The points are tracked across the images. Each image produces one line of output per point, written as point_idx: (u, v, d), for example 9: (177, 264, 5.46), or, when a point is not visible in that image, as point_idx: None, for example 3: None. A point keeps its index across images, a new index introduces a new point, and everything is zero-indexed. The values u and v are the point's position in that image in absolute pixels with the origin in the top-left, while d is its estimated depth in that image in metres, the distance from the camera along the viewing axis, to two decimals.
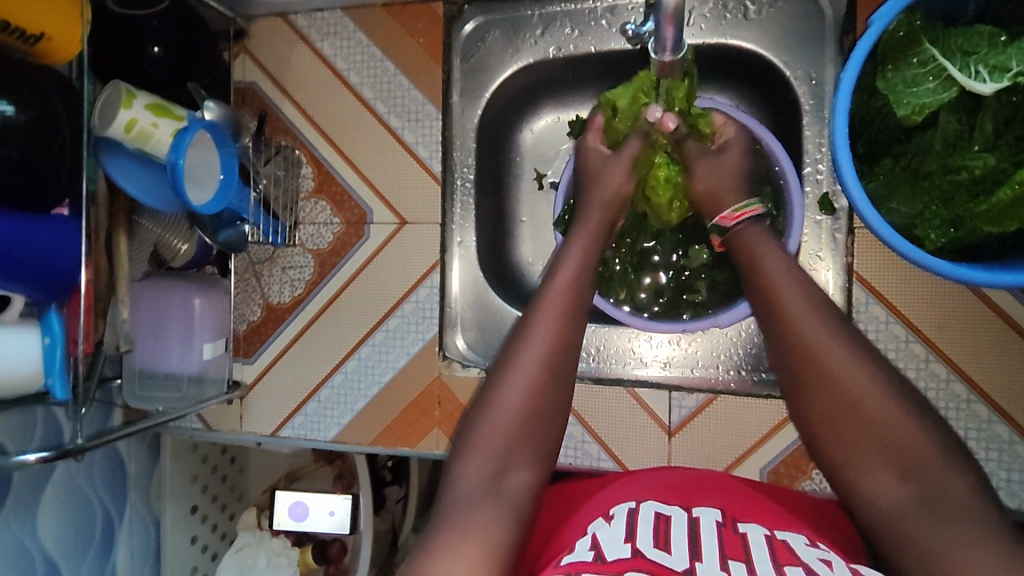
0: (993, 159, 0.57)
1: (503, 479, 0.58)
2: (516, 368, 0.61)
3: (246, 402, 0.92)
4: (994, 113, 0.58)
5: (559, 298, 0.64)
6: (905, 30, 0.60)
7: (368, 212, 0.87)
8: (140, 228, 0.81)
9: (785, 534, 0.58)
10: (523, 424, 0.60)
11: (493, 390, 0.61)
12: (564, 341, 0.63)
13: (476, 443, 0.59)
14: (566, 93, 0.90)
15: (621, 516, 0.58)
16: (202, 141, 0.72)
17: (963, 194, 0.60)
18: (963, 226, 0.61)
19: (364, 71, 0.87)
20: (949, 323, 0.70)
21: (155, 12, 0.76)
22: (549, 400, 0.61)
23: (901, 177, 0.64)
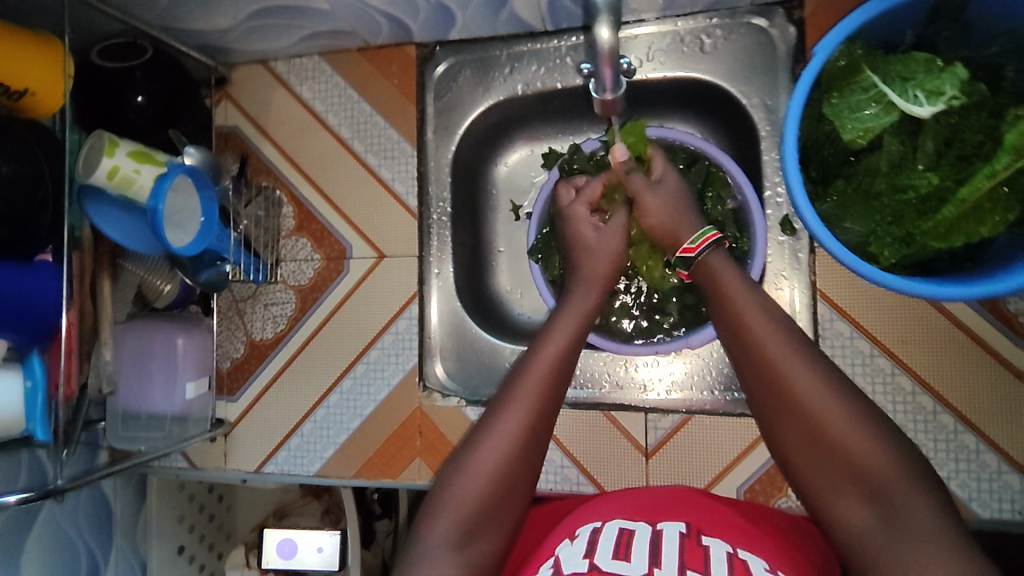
0: (937, 179, 0.60)
1: (467, 546, 0.62)
2: (493, 441, 0.65)
3: (229, 440, 0.93)
4: (932, 138, 0.60)
5: (541, 374, 0.67)
6: (846, 60, 0.63)
7: (348, 248, 0.89)
8: (125, 271, 0.83)
9: (747, 554, 0.60)
10: (497, 479, 0.64)
11: (466, 461, 0.65)
12: (545, 406, 0.67)
13: (445, 506, 0.63)
14: (537, 128, 0.93)
15: (584, 534, 0.63)
16: (183, 185, 0.75)
17: (912, 211, 0.62)
18: (915, 243, 0.63)
19: (342, 113, 0.90)
20: (911, 336, 0.72)
21: (138, 64, 0.79)
22: (520, 473, 0.65)
23: (854, 197, 0.66)
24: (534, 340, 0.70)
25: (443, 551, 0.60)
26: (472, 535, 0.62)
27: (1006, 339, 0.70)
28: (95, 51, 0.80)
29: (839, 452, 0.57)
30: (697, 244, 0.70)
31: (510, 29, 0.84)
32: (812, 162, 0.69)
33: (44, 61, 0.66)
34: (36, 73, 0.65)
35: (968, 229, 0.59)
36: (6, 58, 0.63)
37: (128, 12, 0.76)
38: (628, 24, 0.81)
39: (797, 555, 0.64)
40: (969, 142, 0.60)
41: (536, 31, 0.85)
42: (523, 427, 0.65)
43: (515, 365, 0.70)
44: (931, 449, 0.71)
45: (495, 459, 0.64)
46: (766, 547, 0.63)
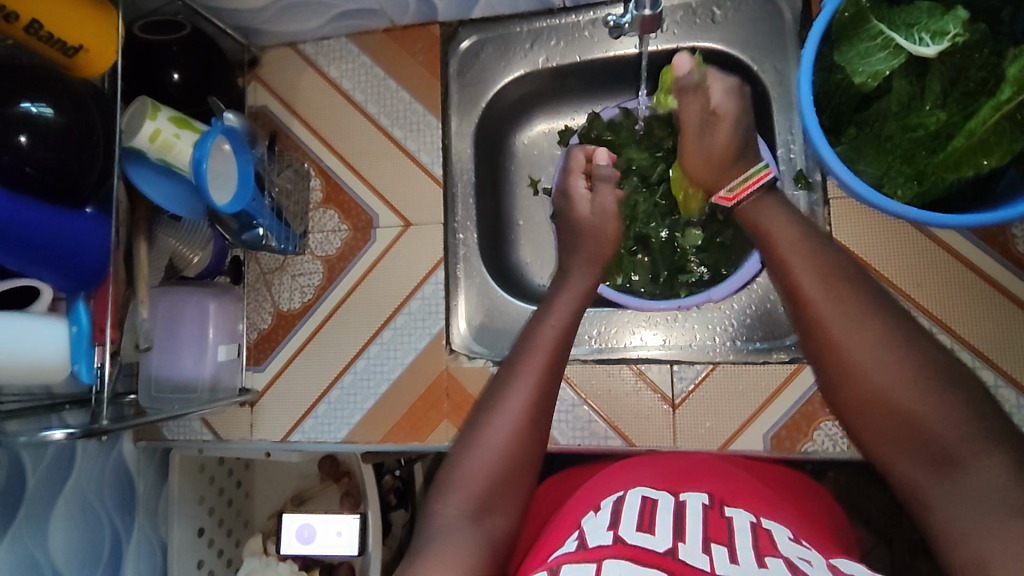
0: (945, 115, 0.64)
1: (482, 520, 0.60)
2: (501, 414, 0.64)
3: (256, 409, 0.94)
4: (937, 80, 0.65)
5: (544, 348, 0.68)
6: (853, 11, 0.67)
7: (374, 217, 0.92)
8: (159, 236, 0.84)
9: (770, 523, 0.61)
10: (508, 452, 0.63)
11: (474, 437, 0.63)
12: (550, 379, 0.67)
13: (455, 486, 0.61)
14: (555, 104, 0.97)
15: (608, 505, 0.62)
16: (221, 148, 0.78)
17: (922, 150, 0.66)
18: (926, 180, 0.66)
19: (369, 90, 0.94)
20: (925, 280, 0.75)
21: (175, 39, 0.83)
22: (531, 445, 0.64)
23: (865, 141, 0.70)
24: (536, 319, 0.72)
25: (458, 525, 0.59)
26: (488, 506, 0.61)
27: (1015, 278, 0.73)
28: (138, 26, 0.83)
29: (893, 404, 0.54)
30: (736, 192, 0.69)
31: (530, 6, 0.90)
32: (823, 113, 0.73)
33: (98, 24, 0.69)
34: (89, 31, 0.69)
35: (974, 161, 0.63)
36: (61, 19, 0.66)
37: None
38: None
39: (813, 519, 0.67)
40: (973, 79, 0.64)
41: (555, 8, 0.90)
42: (529, 396, 0.64)
43: (518, 343, 0.70)
44: None
45: (506, 432, 0.63)
46: (788, 516, 0.65)
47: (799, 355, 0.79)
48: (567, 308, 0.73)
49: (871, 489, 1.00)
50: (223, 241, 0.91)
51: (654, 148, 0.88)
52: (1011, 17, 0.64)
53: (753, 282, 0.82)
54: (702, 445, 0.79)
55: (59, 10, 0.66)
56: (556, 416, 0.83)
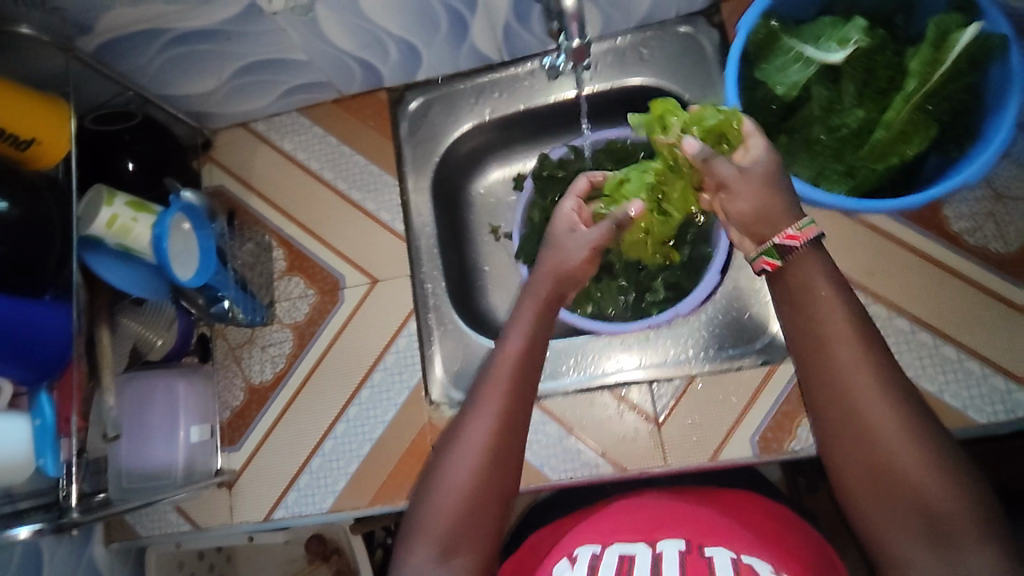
0: (864, 112, 0.70)
1: (451, 561, 0.59)
2: (459, 449, 0.61)
3: (235, 491, 0.90)
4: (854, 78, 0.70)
5: (506, 374, 0.63)
6: (765, 32, 0.72)
7: (340, 279, 0.93)
8: (123, 322, 0.83)
9: (752, 558, 0.61)
10: (473, 490, 0.60)
11: (436, 476, 0.61)
12: (512, 410, 0.62)
13: (421, 529, 0.60)
14: (506, 152, 1.01)
15: (584, 559, 0.63)
16: (181, 229, 0.79)
17: (850, 146, 0.71)
18: (858, 174, 0.71)
19: (323, 157, 0.97)
20: (875, 268, 0.78)
21: (127, 128, 0.86)
22: (497, 478, 0.61)
23: (796, 145, 0.73)
24: (498, 340, 0.67)
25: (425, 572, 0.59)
26: (454, 546, 0.60)
27: (955, 254, 0.77)
28: (90, 117, 0.85)
29: (907, 490, 0.52)
30: (804, 233, 0.56)
31: (470, 64, 0.95)
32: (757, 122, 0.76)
33: (51, 116, 0.71)
34: (40, 123, 0.70)
35: (899, 150, 0.68)
36: (17, 114, 0.68)
37: (127, 76, 0.84)
38: None
39: (796, 555, 0.65)
40: (882, 77, 0.70)
41: (494, 63, 0.95)
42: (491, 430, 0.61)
43: (480, 369, 0.66)
44: (918, 368, 0.75)
45: (468, 470, 0.60)
46: (768, 546, 0.65)
47: (770, 357, 0.80)
48: (532, 319, 0.68)
49: None
50: (190, 320, 0.90)
51: None
52: (903, 22, 0.73)
53: (716, 293, 0.84)
54: (692, 458, 0.79)
55: (15, 106, 0.68)
56: (545, 452, 0.82)
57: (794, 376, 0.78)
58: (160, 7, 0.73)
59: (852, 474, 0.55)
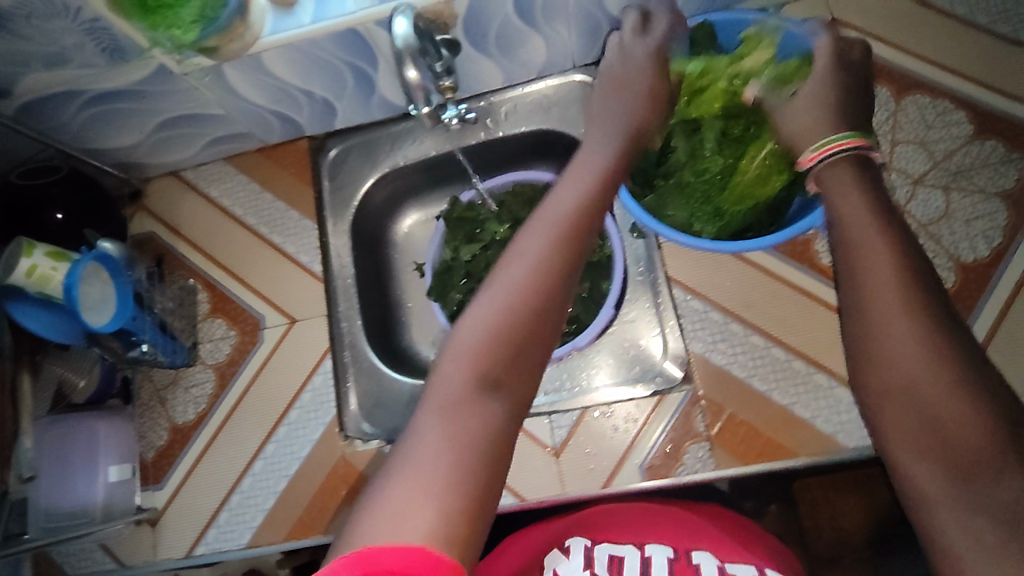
0: (723, 159, 0.77)
1: (493, 395, 0.54)
2: (510, 278, 0.58)
3: (157, 528, 0.92)
4: (711, 128, 0.78)
5: (561, 218, 0.62)
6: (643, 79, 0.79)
7: (260, 319, 0.97)
8: (47, 367, 0.90)
9: (734, 567, 0.66)
10: (516, 323, 0.56)
11: (473, 308, 0.58)
12: (561, 251, 0.60)
13: (454, 359, 0.55)
14: (425, 195, 1.07)
15: (578, 552, 0.67)
16: (97, 275, 0.83)
17: (714, 190, 0.78)
18: (724, 215, 0.79)
19: (247, 204, 1.02)
20: (753, 301, 0.83)
21: (55, 181, 0.91)
22: (545, 315, 0.57)
23: (670, 189, 0.81)
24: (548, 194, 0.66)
25: (465, 393, 0.53)
26: (499, 378, 0.54)
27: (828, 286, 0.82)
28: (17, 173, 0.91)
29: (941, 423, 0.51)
30: (814, 154, 0.64)
31: (384, 114, 1.00)
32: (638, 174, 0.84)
33: None
34: None
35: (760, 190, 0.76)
36: None
37: (49, 134, 0.89)
38: (481, 96, 0.98)
39: (764, 555, 0.71)
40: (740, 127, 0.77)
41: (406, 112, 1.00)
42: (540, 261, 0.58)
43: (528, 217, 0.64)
44: (792, 396, 0.80)
45: (513, 301, 0.57)
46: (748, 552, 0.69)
47: (660, 387, 0.84)
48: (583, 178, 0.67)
49: None
50: (111, 365, 0.92)
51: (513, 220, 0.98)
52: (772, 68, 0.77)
53: (609, 326, 0.88)
54: (588, 487, 0.82)
55: None
56: None
57: (680, 405, 0.82)
58: (72, 71, 0.78)
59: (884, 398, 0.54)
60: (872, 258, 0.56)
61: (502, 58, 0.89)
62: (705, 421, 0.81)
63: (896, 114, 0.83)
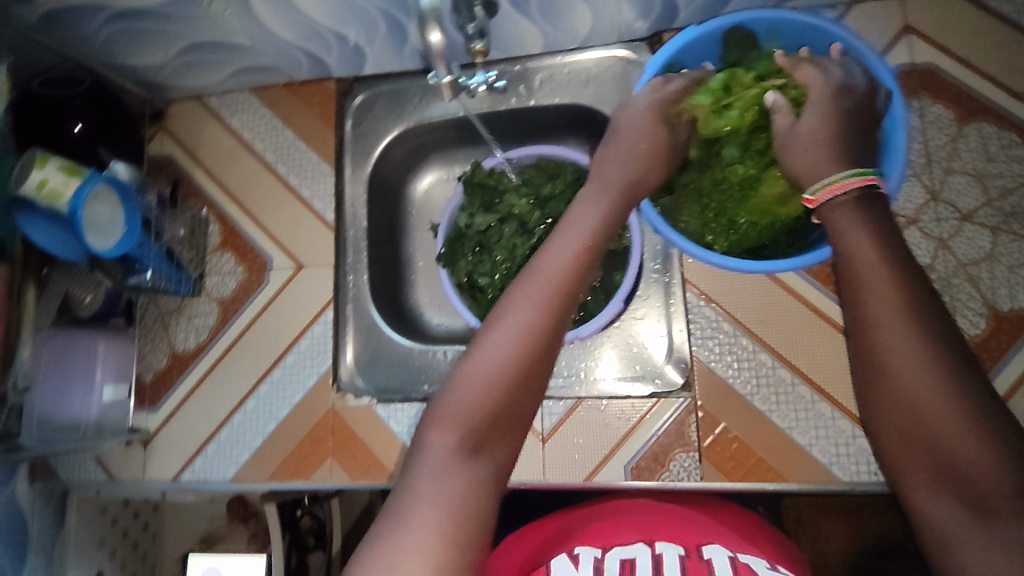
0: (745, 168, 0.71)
1: (477, 460, 0.53)
2: (503, 340, 0.55)
3: (149, 449, 0.95)
4: (735, 137, 0.72)
5: (556, 268, 0.59)
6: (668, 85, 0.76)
7: (268, 261, 0.96)
8: (52, 279, 0.84)
9: (747, 556, 0.62)
10: (506, 387, 0.54)
11: (464, 366, 0.55)
12: (551, 314, 0.57)
13: (441, 421, 0.54)
14: (449, 153, 1.04)
15: (587, 561, 0.61)
16: (108, 196, 0.82)
17: (733, 201, 0.73)
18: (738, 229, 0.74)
19: (267, 139, 1.00)
20: (768, 318, 0.80)
21: (78, 93, 0.89)
22: (534, 379, 0.56)
23: (687, 195, 0.76)
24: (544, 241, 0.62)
25: (450, 458, 0.52)
26: (484, 439, 0.54)
27: None
28: (38, 80, 0.87)
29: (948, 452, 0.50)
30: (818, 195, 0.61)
31: (415, 65, 0.96)
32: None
33: None
34: None
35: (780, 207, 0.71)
36: None
37: (72, 45, 0.86)
38: (518, 59, 0.93)
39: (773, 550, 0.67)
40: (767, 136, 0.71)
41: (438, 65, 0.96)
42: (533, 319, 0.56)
43: (521, 270, 0.61)
44: (792, 420, 0.78)
45: (502, 365, 0.54)
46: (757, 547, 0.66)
47: (660, 389, 0.82)
48: (584, 225, 0.63)
49: None
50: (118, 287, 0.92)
51: (534, 194, 0.94)
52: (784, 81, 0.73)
53: (618, 321, 0.85)
54: (568, 476, 0.82)
55: None
56: None
57: (676, 411, 0.80)
58: None
59: (894, 422, 0.53)
60: (871, 284, 0.55)
61: (545, 23, 0.84)
62: (700, 432, 0.79)
63: (955, 141, 0.79)
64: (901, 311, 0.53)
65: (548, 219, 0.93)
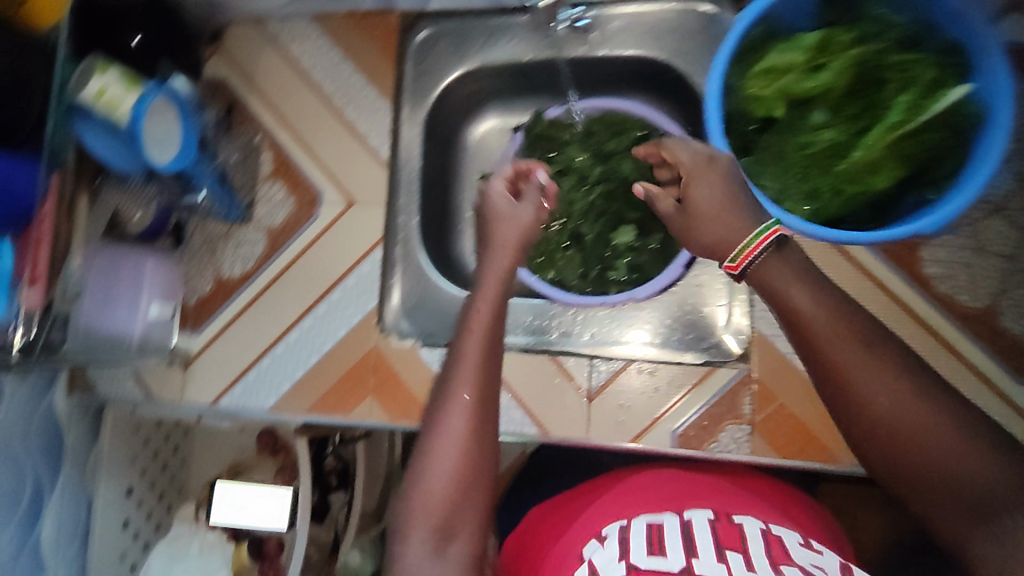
0: (832, 136, 0.68)
1: (450, 543, 0.60)
2: (437, 455, 0.60)
3: (189, 371, 0.94)
4: (826, 100, 0.68)
5: (471, 364, 0.63)
6: (757, 39, 0.70)
7: (320, 194, 0.94)
8: (103, 191, 0.85)
9: (779, 529, 0.63)
10: (461, 478, 0.60)
11: (419, 468, 0.61)
12: (481, 403, 0.62)
13: (409, 523, 0.59)
14: (509, 102, 1.00)
15: (613, 536, 0.63)
16: (164, 112, 0.80)
17: (818, 167, 0.69)
18: (821, 197, 0.69)
19: (325, 70, 0.97)
20: (837, 295, 0.79)
21: (139, 6, 0.86)
22: (479, 471, 0.61)
23: (769, 156, 0.72)
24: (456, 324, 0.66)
25: (424, 562, 0.59)
26: (450, 532, 0.60)
27: (921, 297, 0.77)
28: None
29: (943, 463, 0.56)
30: (740, 259, 0.63)
31: (483, 4, 0.93)
32: (731, 134, 0.74)
33: None
34: None
35: (867, 181, 0.67)
36: None
37: None
38: (593, 4, 0.89)
39: (801, 518, 0.68)
40: (854, 107, 0.68)
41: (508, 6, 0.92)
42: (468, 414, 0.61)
43: (444, 361, 0.65)
44: None
45: (453, 460, 0.60)
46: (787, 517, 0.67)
47: (712, 357, 0.82)
48: (495, 289, 0.68)
49: None
50: (169, 204, 0.90)
51: (596, 148, 0.89)
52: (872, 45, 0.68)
53: (675, 285, 0.84)
54: (613, 437, 0.81)
55: None
56: None
57: (729, 381, 0.80)
58: None
59: (885, 448, 0.59)
60: (833, 339, 0.59)
61: None
62: (753, 405, 0.79)
63: None
64: (868, 358, 0.58)
65: (610, 177, 0.88)
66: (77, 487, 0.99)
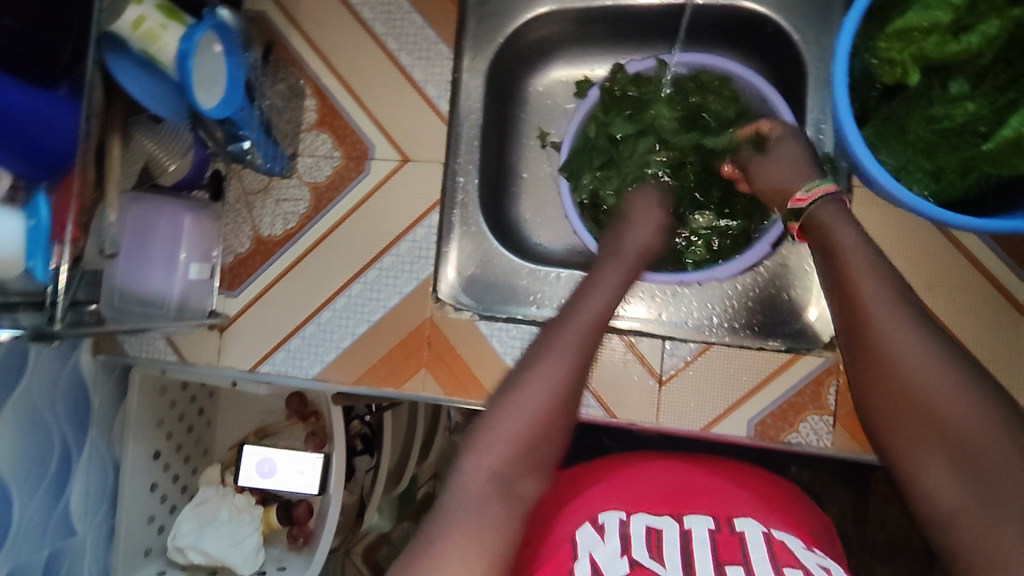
0: (971, 110, 0.61)
1: (509, 495, 0.52)
2: (526, 395, 0.55)
3: (226, 335, 0.89)
4: (968, 68, 0.61)
5: (577, 328, 0.59)
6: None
7: (370, 147, 0.86)
8: (136, 137, 0.74)
9: (781, 534, 0.59)
10: (537, 432, 0.54)
11: (507, 398, 0.55)
12: (577, 374, 0.57)
13: (478, 450, 0.53)
14: (577, 51, 0.94)
15: (612, 529, 0.59)
16: (209, 48, 0.70)
17: (947, 145, 0.63)
18: (944, 178, 0.65)
19: (378, 7, 0.87)
20: (937, 283, 0.74)
21: None
22: (553, 436, 0.55)
23: (889, 128, 0.66)
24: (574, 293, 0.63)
25: (486, 492, 0.51)
26: (521, 469, 0.53)
27: None
28: None
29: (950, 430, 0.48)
30: (809, 195, 0.61)
31: None
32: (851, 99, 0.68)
33: None
34: None
35: (1009, 163, 0.59)
36: None
37: None
38: None
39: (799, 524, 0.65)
40: (1001, 76, 0.61)
41: None
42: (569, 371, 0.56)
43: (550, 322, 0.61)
44: None
45: (538, 410, 0.55)
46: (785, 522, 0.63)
47: (795, 345, 0.78)
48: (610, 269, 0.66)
49: (837, 486, 1.02)
50: (207, 156, 0.84)
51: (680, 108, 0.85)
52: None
53: (760, 265, 0.80)
54: (685, 422, 0.77)
55: None
56: None
57: (814, 370, 0.75)
58: None
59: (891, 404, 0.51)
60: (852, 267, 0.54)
61: None
62: (838, 398, 0.75)
63: None
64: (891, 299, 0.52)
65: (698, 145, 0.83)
66: (105, 450, 0.94)
